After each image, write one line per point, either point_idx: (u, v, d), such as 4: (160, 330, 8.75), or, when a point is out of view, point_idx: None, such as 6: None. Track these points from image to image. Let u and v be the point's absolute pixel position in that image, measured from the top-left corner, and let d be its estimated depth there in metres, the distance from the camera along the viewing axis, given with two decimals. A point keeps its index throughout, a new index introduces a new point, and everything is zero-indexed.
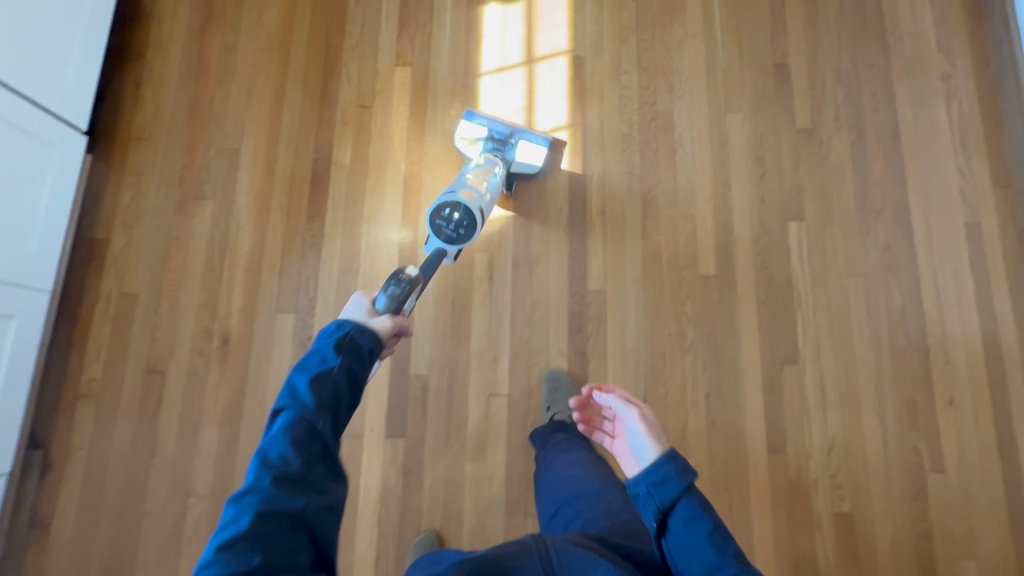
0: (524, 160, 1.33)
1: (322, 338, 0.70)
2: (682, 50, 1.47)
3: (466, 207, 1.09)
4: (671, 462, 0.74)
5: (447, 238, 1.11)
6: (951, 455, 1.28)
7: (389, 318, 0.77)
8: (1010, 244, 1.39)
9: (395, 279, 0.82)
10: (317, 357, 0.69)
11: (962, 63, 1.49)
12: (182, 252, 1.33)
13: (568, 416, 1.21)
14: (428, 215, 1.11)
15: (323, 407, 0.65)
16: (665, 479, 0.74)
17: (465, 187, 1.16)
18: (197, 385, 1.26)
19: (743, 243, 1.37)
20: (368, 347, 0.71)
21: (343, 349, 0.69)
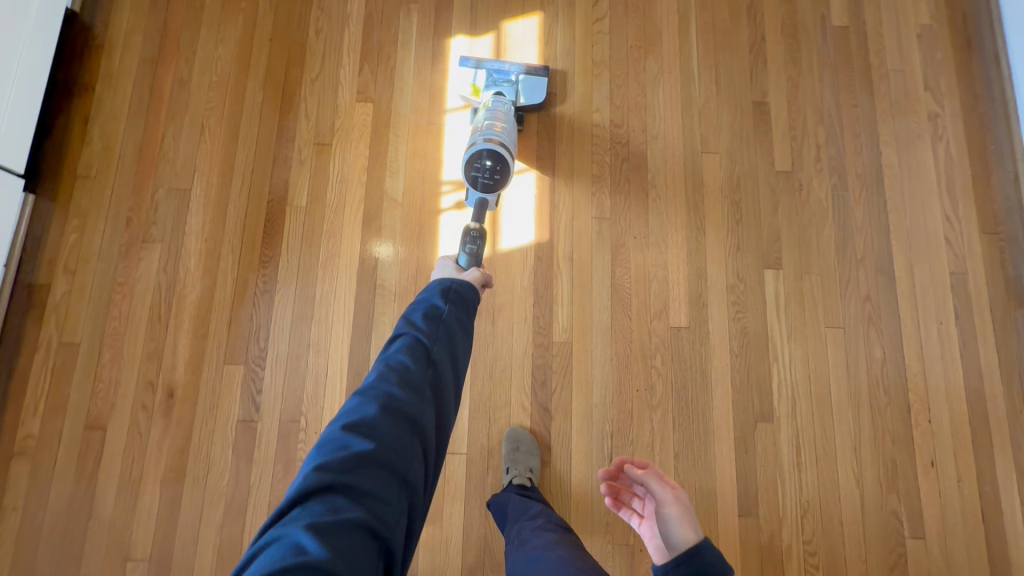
0: (527, 91, 1.36)
1: (433, 286, 0.79)
2: (656, 86, 1.41)
3: (495, 152, 1.16)
4: (706, 552, 0.70)
5: (485, 186, 1.19)
6: (933, 521, 1.21)
7: (478, 271, 0.94)
8: (997, 294, 1.32)
9: (471, 238, 1.07)
10: (428, 299, 0.76)
11: (950, 102, 1.42)
12: (127, 298, 1.26)
13: (527, 480, 1.15)
14: (464, 168, 1.18)
15: (436, 333, 0.72)
16: (701, 572, 0.70)
17: (484, 131, 1.20)
18: (138, 442, 1.19)
19: (717, 292, 1.30)
20: (471, 298, 0.79)
21: (452, 290, 0.77)
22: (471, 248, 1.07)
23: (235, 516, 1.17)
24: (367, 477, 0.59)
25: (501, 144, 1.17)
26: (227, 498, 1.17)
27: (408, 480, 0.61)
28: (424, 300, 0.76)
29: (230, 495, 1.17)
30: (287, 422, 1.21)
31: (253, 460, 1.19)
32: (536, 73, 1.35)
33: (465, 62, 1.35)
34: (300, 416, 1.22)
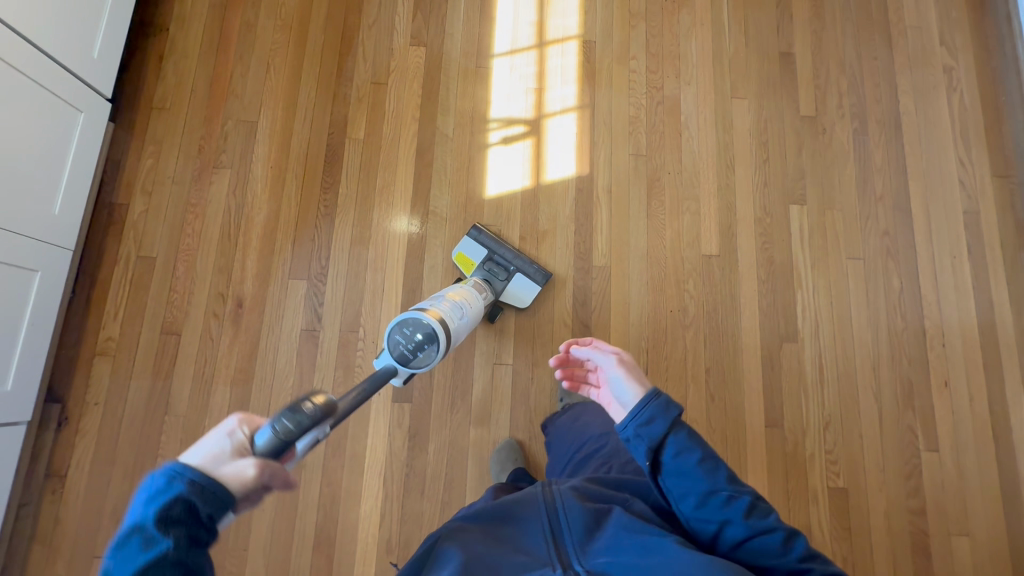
0: (516, 292, 1.31)
1: (144, 501, 0.51)
2: (689, 37, 1.51)
3: (432, 327, 0.93)
4: (655, 402, 0.80)
5: (401, 356, 0.90)
6: (947, 436, 1.30)
7: (253, 462, 0.54)
8: (1007, 232, 1.42)
9: (287, 410, 0.57)
10: (143, 536, 0.49)
11: (965, 56, 1.52)
12: (199, 218, 1.37)
13: None
14: (389, 327, 0.92)
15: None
16: (651, 420, 0.79)
17: (436, 304, 1.02)
18: (210, 346, 1.29)
19: (746, 225, 1.40)
20: (208, 510, 0.51)
21: (178, 518, 0.50)
22: (280, 422, 0.57)
23: None
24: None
25: (445, 326, 0.95)
26: (292, 398, 1.26)
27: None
28: (139, 538, 0.49)
29: (295, 395, 1.27)
30: (346, 331, 1.31)
31: (315, 365, 1.29)
32: (533, 275, 1.29)
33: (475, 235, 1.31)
34: (358, 327, 1.31)
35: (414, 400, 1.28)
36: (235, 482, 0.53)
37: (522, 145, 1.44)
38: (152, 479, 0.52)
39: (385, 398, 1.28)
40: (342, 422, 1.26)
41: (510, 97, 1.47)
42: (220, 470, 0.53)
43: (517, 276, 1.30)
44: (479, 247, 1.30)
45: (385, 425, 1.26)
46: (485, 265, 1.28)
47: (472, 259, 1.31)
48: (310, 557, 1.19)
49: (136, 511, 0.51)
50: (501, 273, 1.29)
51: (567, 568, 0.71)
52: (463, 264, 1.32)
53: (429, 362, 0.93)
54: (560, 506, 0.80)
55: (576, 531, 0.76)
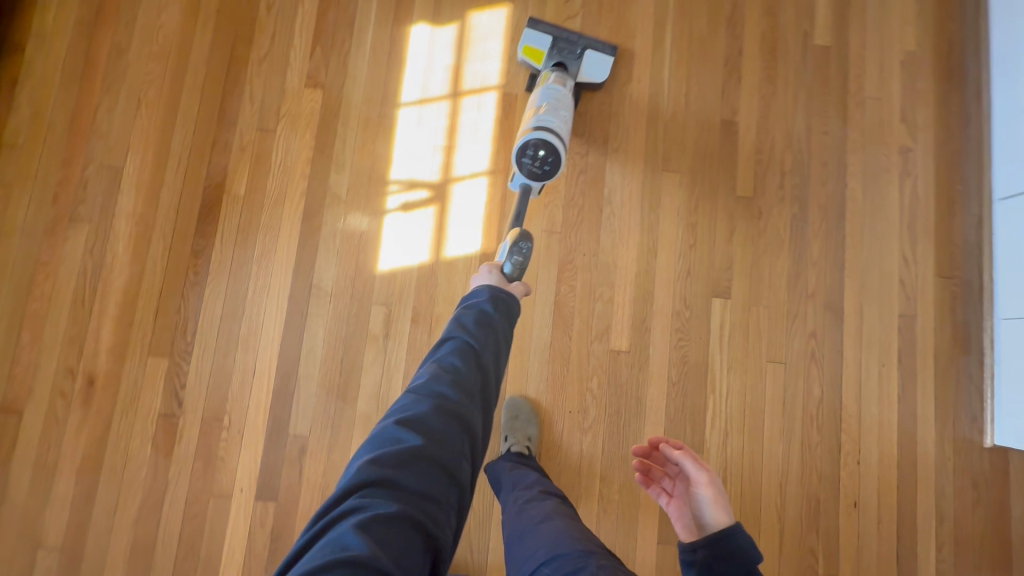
0: (590, 71, 1.29)
1: (478, 297, 0.83)
2: (623, 96, 1.35)
3: (553, 144, 1.09)
4: (734, 537, 0.82)
5: (531, 174, 1.12)
6: (848, 560, 1.23)
7: (521, 284, 0.94)
8: (942, 341, 1.32)
9: (518, 248, 0.93)
10: (477, 307, 0.81)
11: (924, 137, 1.38)
12: (50, 279, 1.22)
13: (525, 448, 1.18)
14: (515, 152, 1.10)
15: (483, 342, 0.77)
16: (727, 553, 0.81)
17: (543, 116, 1.13)
18: (56, 428, 1.17)
19: (662, 318, 1.28)
20: (512, 309, 0.84)
21: (497, 302, 0.82)
22: (517, 260, 0.94)
23: (150, 510, 1.15)
24: (412, 474, 0.62)
25: (552, 130, 1.10)
26: (144, 490, 1.16)
27: (452, 474, 0.65)
28: (474, 308, 0.81)
29: (145, 490, 1.16)
30: (209, 418, 1.19)
31: (172, 455, 1.17)
32: (603, 50, 1.26)
33: (534, 24, 1.26)
34: (223, 414, 1.19)
35: (280, 498, 1.18)
36: (519, 289, 0.93)
37: (425, 212, 1.29)
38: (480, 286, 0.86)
39: (249, 495, 1.18)
40: (198, 520, 1.16)
41: (415, 155, 1.31)
42: (509, 286, 0.92)
43: (589, 55, 1.27)
44: (542, 36, 1.25)
45: (246, 524, 1.16)
46: (556, 51, 1.26)
47: (540, 50, 1.27)
48: None
49: (469, 299, 0.84)
50: (571, 55, 1.27)
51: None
52: (532, 57, 1.29)
53: (558, 158, 1.10)
54: None
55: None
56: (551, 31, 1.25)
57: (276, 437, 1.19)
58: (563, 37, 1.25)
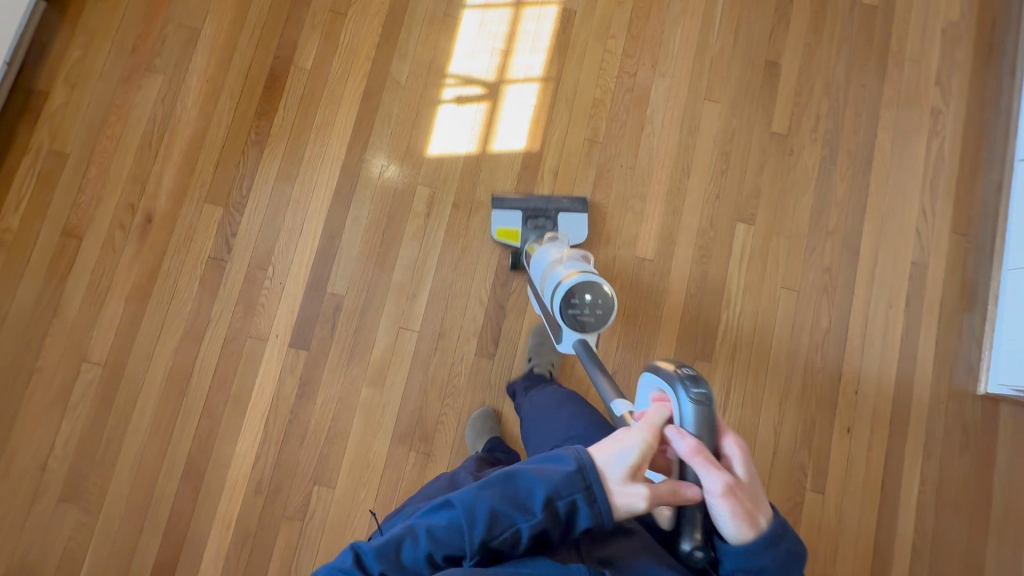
0: (569, 230, 1.29)
1: (542, 470, 0.60)
2: (675, 26, 1.42)
3: (598, 287, 1.01)
4: (769, 550, 0.60)
5: (585, 324, 1.03)
6: (835, 480, 1.30)
7: (649, 494, 0.58)
8: (950, 292, 1.38)
9: (695, 386, 0.69)
10: (528, 489, 0.59)
11: (956, 102, 1.44)
12: (121, 121, 1.29)
13: (546, 370, 1.24)
14: (557, 309, 1.01)
15: (498, 544, 0.59)
16: (761, 570, 0.61)
17: (552, 271, 1.07)
18: (111, 257, 1.24)
19: (687, 235, 1.34)
20: (585, 525, 0.59)
21: (556, 509, 0.59)
22: (696, 394, 0.68)
23: (191, 343, 1.23)
24: None
25: (588, 272, 1.03)
26: (186, 324, 1.23)
27: None
28: (521, 492, 0.59)
29: (188, 324, 1.23)
30: (255, 268, 1.26)
31: (217, 295, 1.25)
32: (573, 208, 1.30)
33: (501, 202, 1.28)
34: (268, 265, 1.27)
35: (311, 349, 1.25)
36: (623, 510, 0.58)
37: (476, 107, 1.36)
38: (570, 455, 0.60)
39: (283, 342, 1.25)
40: (233, 359, 1.23)
41: (474, 54, 1.38)
42: (618, 490, 0.58)
43: (562, 217, 1.29)
44: (515, 215, 1.27)
45: (278, 367, 1.24)
46: (531, 224, 1.27)
47: (513, 229, 1.27)
48: (177, 483, 1.19)
49: (539, 466, 0.61)
50: (547, 224, 1.28)
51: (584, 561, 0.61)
52: (508, 235, 1.27)
53: (609, 301, 1.01)
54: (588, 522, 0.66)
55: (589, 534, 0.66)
56: (518, 207, 1.28)
57: (315, 292, 1.27)
58: (531, 207, 1.28)
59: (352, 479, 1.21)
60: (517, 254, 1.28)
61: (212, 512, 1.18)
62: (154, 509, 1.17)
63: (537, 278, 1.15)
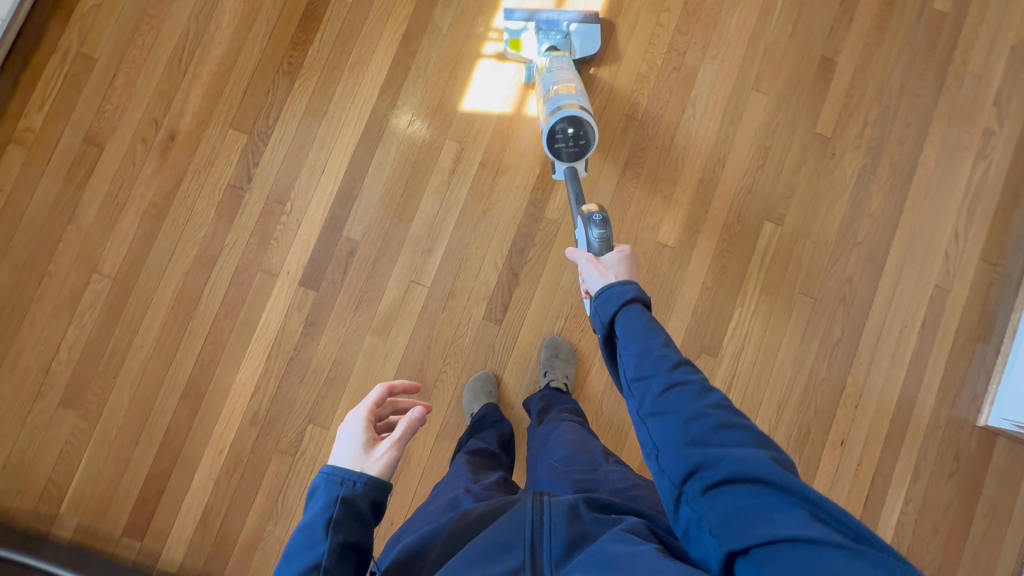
0: (581, 42, 1.27)
1: (307, 514, 0.63)
2: (733, 7, 1.35)
3: (580, 119, 1.07)
4: (619, 282, 0.76)
5: (569, 155, 1.12)
6: (820, 488, 1.31)
7: (386, 449, 0.66)
8: (969, 321, 1.35)
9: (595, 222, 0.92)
10: (304, 539, 0.61)
11: (1011, 126, 1.38)
12: (153, 33, 1.25)
13: (562, 385, 1.20)
14: (545, 142, 1.11)
15: None
16: (604, 294, 0.74)
17: (552, 97, 1.12)
18: (131, 170, 1.23)
19: (712, 226, 1.32)
20: (367, 503, 0.64)
21: (338, 523, 0.62)
22: (598, 234, 0.91)
23: (202, 268, 1.22)
24: None
25: (577, 107, 1.08)
26: (199, 248, 1.22)
27: None
28: (301, 543, 0.61)
29: (201, 248, 1.23)
30: (273, 201, 1.24)
31: (233, 223, 1.23)
32: (587, 19, 1.26)
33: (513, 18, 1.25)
34: (286, 200, 1.25)
35: (321, 290, 1.24)
36: (382, 472, 0.66)
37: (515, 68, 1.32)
38: (315, 481, 0.64)
39: (293, 279, 1.24)
40: (242, 289, 1.23)
41: (523, 3, 1.31)
42: (366, 464, 0.65)
43: (576, 29, 1.27)
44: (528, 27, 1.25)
45: (286, 304, 1.23)
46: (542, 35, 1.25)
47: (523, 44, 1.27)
48: (175, 404, 1.20)
49: (303, 513, 0.64)
50: (559, 36, 1.26)
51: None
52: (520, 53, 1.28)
53: (592, 134, 1.09)
54: (546, 521, 0.67)
55: (557, 551, 0.65)
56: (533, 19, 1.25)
57: (331, 234, 1.25)
58: (544, 19, 1.25)
59: None
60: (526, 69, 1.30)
61: (207, 435, 1.20)
62: (151, 426, 1.19)
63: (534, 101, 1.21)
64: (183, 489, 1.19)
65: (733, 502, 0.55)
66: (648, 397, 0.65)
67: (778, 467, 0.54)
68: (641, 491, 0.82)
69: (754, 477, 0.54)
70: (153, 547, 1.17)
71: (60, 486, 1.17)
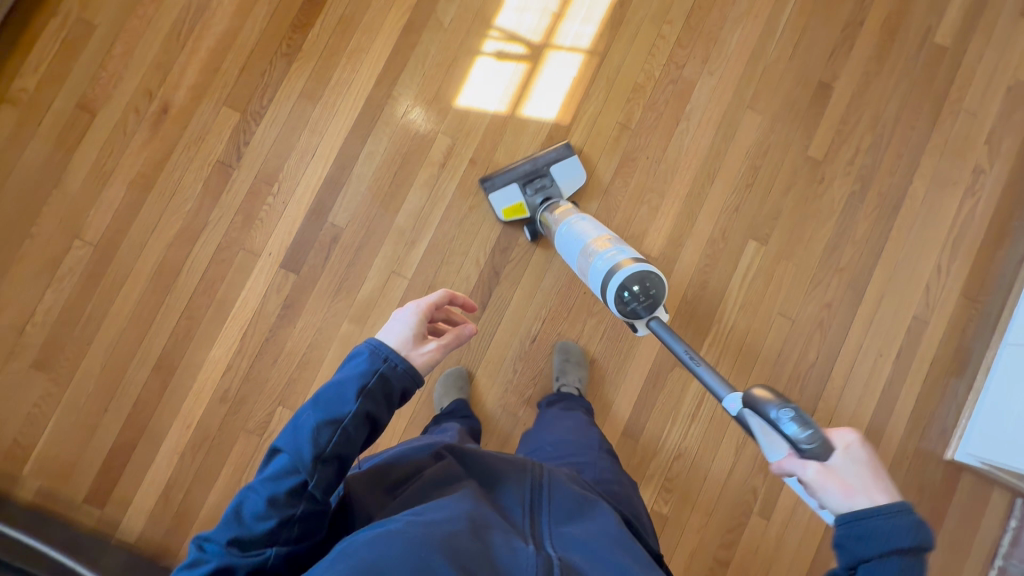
0: (565, 181, 1.27)
1: (346, 372, 0.66)
2: (735, 25, 1.36)
3: (642, 273, 0.98)
4: (888, 517, 0.56)
5: (641, 312, 1.01)
6: (782, 509, 1.31)
7: (433, 349, 0.71)
8: (944, 354, 1.36)
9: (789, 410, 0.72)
10: (337, 391, 0.65)
11: (1001, 165, 1.39)
12: (155, 4, 1.26)
13: (575, 390, 1.21)
14: (612, 308, 1.01)
15: (334, 451, 0.63)
16: (864, 534, 0.56)
17: (599, 257, 1.03)
18: (121, 139, 1.23)
19: (696, 242, 1.32)
20: (400, 387, 0.67)
21: (370, 392, 0.65)
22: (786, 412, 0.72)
23: (184, 242, 1.23)
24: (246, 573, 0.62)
25: (635, 262, 0.99)
26: (183, 222, 1.23)
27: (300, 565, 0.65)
28: (332, 392, 0.65)
29: (185, 223, 1.23)
30: (261, 181, 1.25)
31: (218, 200, 1.24)
32: (561, 156, 1.27)
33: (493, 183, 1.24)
34: (274, 181, 1.25)
35: (301, 274, 1.24)
36: (424, 365, 0.70)
37: (514, 67, 1.32)
38: (362, 347, 0.67)
39: (274, 261, 1.24)
40: (223, 266, 1.23)
41: (525, 9, 1.32)
42: (412, 355, 0.70)
43: (555, 170, 1.27)
44: (512, 189, 1.24)
45: (265, 284, 1.23)
46: (530, 190, 1.25)
47: (517, 203, 1.25)
48: (146, 375, 1.20)
49: (343, 369, 0.67)
50: (544, 185, 1.25)
51: (539, 546, 0.63)
52: (516, 214, 1.25)
53: (661, 282, 0.99)
54: (545, 486, 0.72)
55: (556, 516, 0.69)
56: (513, 179, 1.25)
57: (315, 219, 1.25)
58: (522, 175, 1.25)
59: None
60: (531, 225, 1.27)
61: (176, 409, 1.20)
62: (121, 395, 1.20)
63: (576, 263, 1.12)
64: (148, 461, 1.19)
65: None
66: None
67: None
68: (624, 490, 0.89)
69: None
70: (114, 515, 1.18)
71: (25, 447, 1.18)
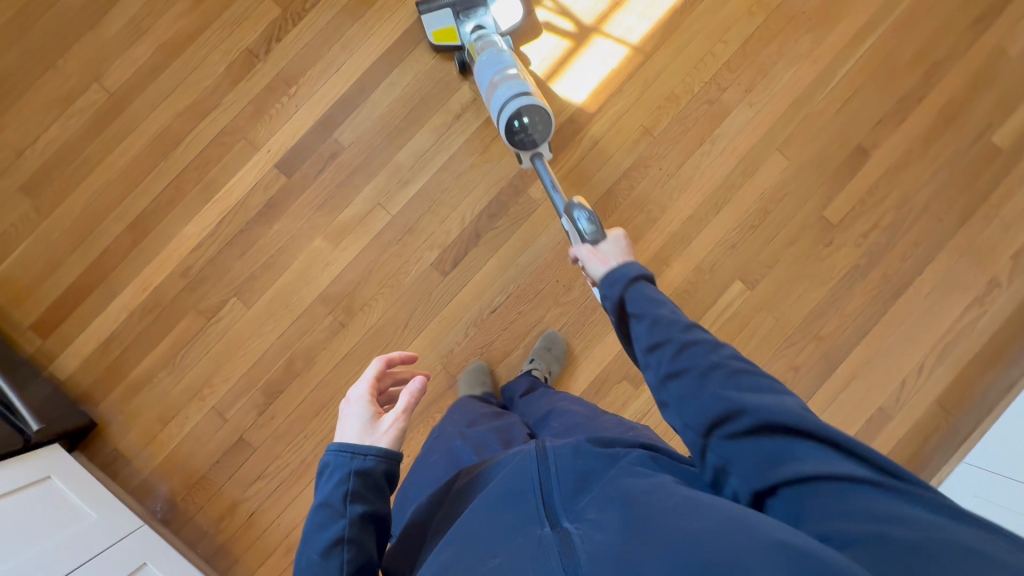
0: (502, 13, 1.21)
1: (322, 490, 0.61)
2: (790, 64, 1.31)
3: (534, 108, 1.02)
4: (628, 268, 0.66)
5: (529, 143, 1.06)
6: None
7: (392, 422, 0.64)
8: (899, 455, 1.30)
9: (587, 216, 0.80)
10: (323, 516, 0.60)
11: (1020, 285, 1.32)
12: None
13: (542, 375, 1.19)
14: (505, 136, 1.05)
15: (351, 567, 0.59)
16: (613, 280, 0.66)
17: (508, 83, 1.05)
18: (164, 2, 1.26)
19: (682, 265, 1.29)
20: (383, 472, 0.62)
21: (355, 493, 0.60)
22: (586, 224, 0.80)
23: (192, 115, 1.25)
24: None
25: (529, 95, 1.02)
26: (198, 96, 1.25)
27: None
28: (319, 517, 0.60)
29: (199, 98, 1.25)
30: (281, 80, 1.26)
31: (235, 86, 1.25)
32: None
33: (427, 7, 1.20)
34: (293, 84, 1.26)
35: (291, 179, 1.26)
36: (392, 443, 0.63)
37: (557, 41, 1.30)
38: (326, 459, 0.62)
39: (270, 159, 1.26)
40: (221, 150, 1.25)
41: None
42: (372, 441, 0.63)
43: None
44: (445, 12, 1.20)
45: (255, 179, 1.25)
46: (463, 15, 1.20)
47: (449, 28, 1.21)
48: (120, 230, 1.23)
49: (317, 490, 0.61)
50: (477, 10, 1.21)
51: (555, 529, 0.54)
52: (445, 40, 1.23)
53: (548, 118, 1.03)
54: (550, 459, 0.60)
55: (570, 490, 0.57)
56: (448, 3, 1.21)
57: (321, 132, 1.26)
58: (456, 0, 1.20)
59: (269, 309, 1.24)
60: (459, 54, 1.24)
61: (138, 270, 1.23)
62: (92, 240, 1.23)
63: (481, 77, 1.13)
64: (99, 309, 1.23)
65: (763, 450, 0.50)
66: (664, 363, 0.59)
67: (798, 412, 0.51)
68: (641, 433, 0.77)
69: (780, 427, 0.50)
70: (52, 349, 1.22)
71: None
